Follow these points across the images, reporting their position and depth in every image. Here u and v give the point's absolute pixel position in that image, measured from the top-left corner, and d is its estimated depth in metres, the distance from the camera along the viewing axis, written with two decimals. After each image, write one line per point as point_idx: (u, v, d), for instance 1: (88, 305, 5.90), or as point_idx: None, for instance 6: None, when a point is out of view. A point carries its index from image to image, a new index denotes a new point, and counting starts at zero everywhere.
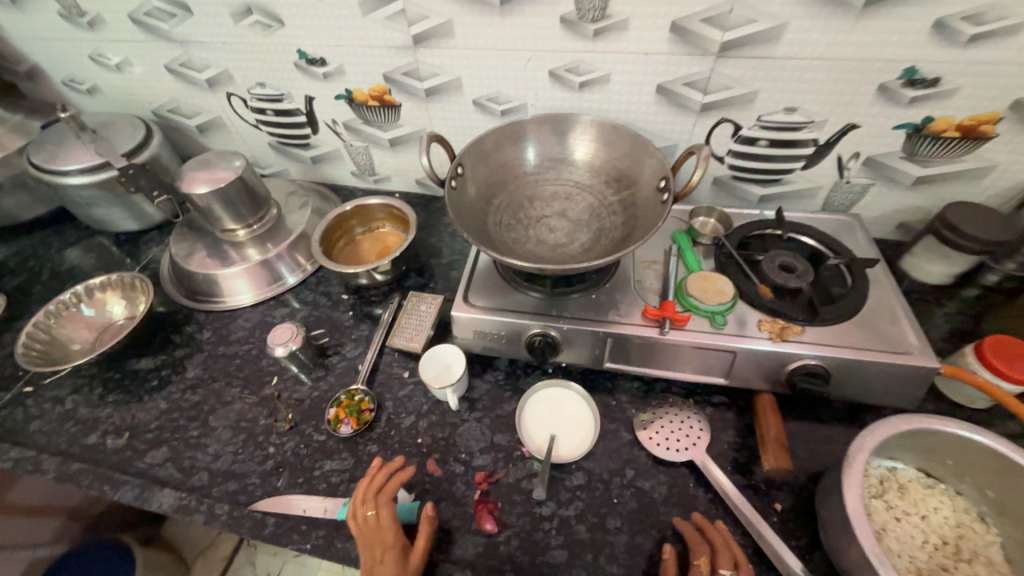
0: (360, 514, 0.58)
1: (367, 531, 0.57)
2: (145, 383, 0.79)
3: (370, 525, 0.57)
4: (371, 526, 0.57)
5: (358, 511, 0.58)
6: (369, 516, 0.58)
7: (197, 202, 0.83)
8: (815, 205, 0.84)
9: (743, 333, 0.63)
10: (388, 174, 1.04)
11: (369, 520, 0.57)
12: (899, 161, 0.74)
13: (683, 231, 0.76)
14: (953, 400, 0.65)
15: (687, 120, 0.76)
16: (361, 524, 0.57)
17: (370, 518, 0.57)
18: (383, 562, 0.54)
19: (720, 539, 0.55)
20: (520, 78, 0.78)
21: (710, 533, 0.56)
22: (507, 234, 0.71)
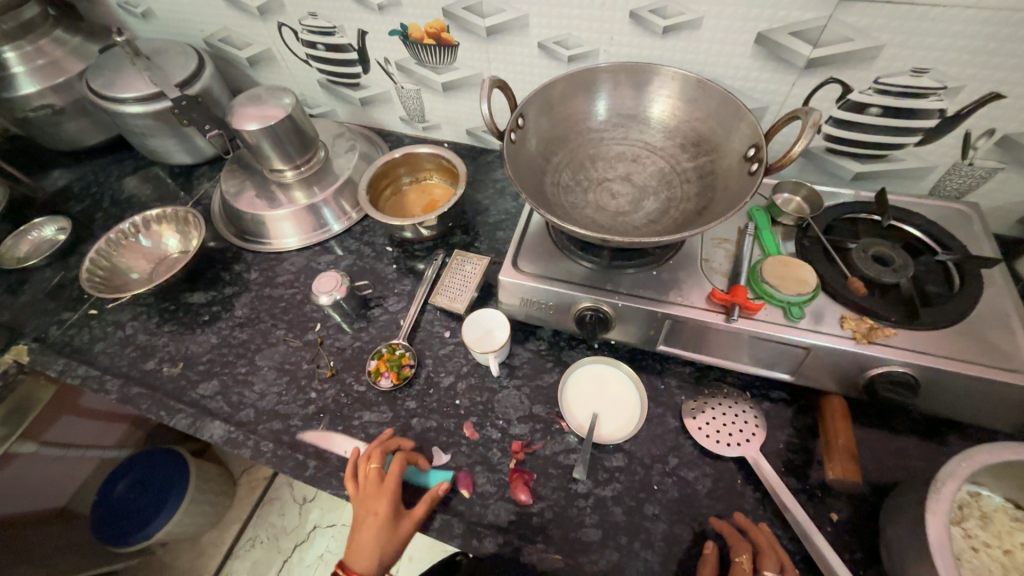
0: (365, 467, 0.58)
1: (367, 485, 0.57)
2: (197, 317, 0.82)
3: (372, 479, 0.57)
4: (371, 481, 0.57)
5: (366, 465, 0.59)
6: (373, 472, 0.58)
7: (246, 140, 0.81)
8: (922, 188, 0.73)
9: (822, 330, 0.57)
10: (438, 121, 0.98)
11: (371, 476, 0.57)
12: None
13: (761, 208, 0.68)
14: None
15: (786, 78, 0.66)
16: (362, 476, 0.58)
17: (372, 471, 0.58)
18: (373, 518, 0.55)
19: (765, 541, 0.51)
20: (594, 18, 0.69)
21: (752, 532, 0.52)
22: (565, 196, 0.65)
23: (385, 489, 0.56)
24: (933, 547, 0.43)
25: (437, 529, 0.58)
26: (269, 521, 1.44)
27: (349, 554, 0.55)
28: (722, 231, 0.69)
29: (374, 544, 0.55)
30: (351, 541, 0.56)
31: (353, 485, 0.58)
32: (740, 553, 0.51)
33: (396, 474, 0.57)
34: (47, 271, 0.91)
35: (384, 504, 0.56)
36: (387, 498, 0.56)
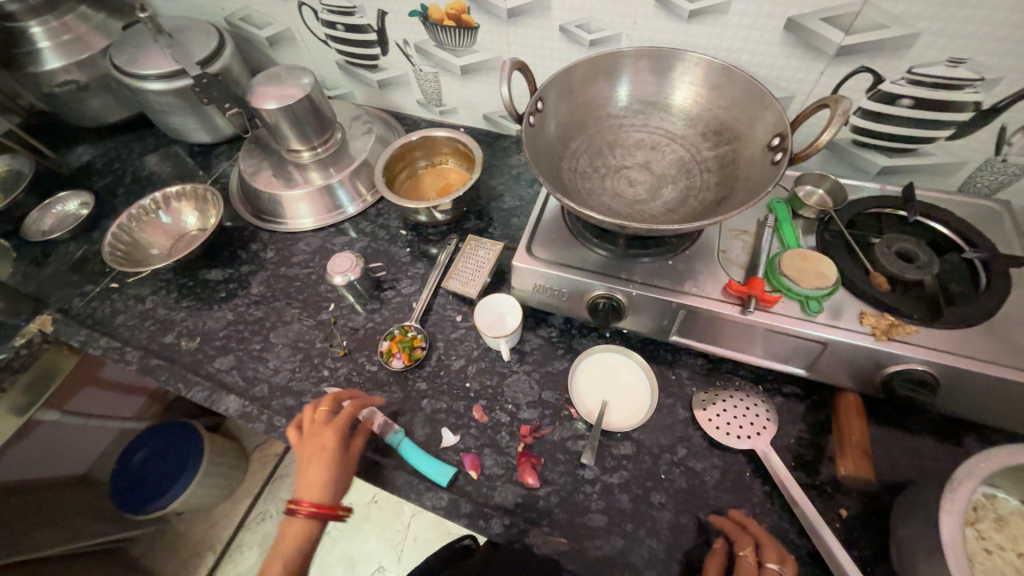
0: (313, 411, 0.63)
1: (313, 427, 0.61)
2: (215, 293, 0.83)
3: (317, 422, 0.61)
4: (317, 422, 0.61)
5: (311, 411, 0.63)
6: (320, 415, 0.62)
7: (265, 119, 0.81)
8: (950, 184, 0.71)
9: (841, 325, 0.56)
10: (455, 105, 0.98)
11: (319, 418, 0.62)
12: None
13: (782, 200, 0.66)
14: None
15: (815, 66, 0.64)
16: (311, 419, 0.62)
17: (320, 414, 0.62)
18: (320, 455, 0.59)
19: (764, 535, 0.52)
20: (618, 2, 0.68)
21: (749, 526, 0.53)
22: (582, 183, 0.64)
23: (330, 429, 0.60)
24: (947, 546, 0.42)
25: (444, 507, 0.59)
26: (279, 497, 1.48)
27: (302, 488, 0.60)
28: (741, 223, 0.67)
29: (323, 477, 0.59)
30: (302, 478, 0.60)
31: (297, 431, 0.62)
32: (745, 545, 0.51)
33: (345, 412, 0.62)
34: (71, 244, 0.94)
35: (331, 440, 0.60)
36: (332, 435, 0.60)
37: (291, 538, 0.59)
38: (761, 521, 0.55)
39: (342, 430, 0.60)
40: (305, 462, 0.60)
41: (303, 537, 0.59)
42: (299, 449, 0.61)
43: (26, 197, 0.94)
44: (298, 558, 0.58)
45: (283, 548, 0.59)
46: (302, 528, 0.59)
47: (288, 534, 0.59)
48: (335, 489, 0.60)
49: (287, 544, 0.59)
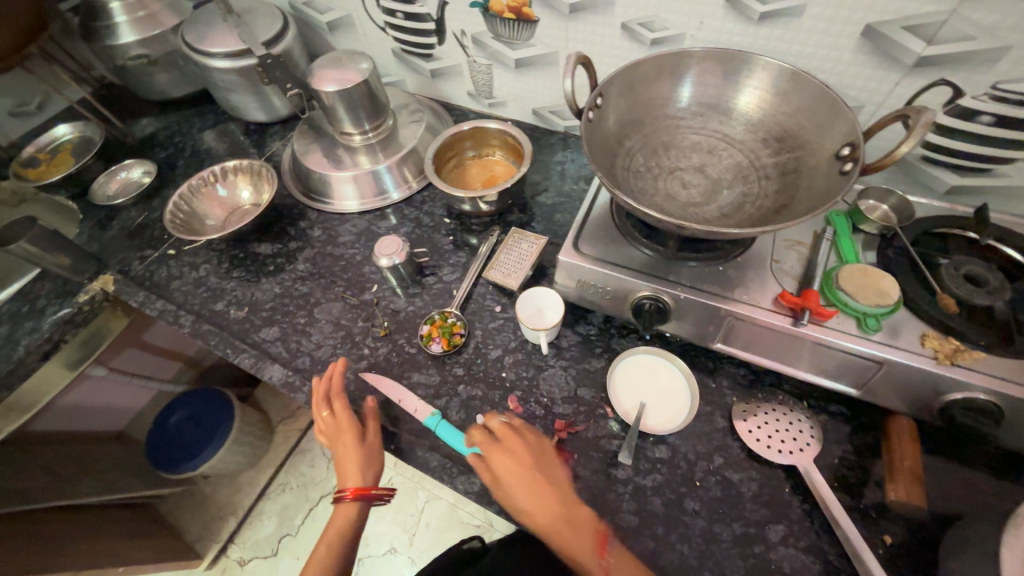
0: (318, 415, 0.65)
1: (331, 421, 0.64)
2: (264, 266, 0.86)
3: (329, 423, 0.64)
4: (329, 424, 0.64)
5: (317, 413, 0.65)
6: (325, 417, 0.64)
7: (323, 101, 0.83)
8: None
9: (900, 346, 0.53)
10: (505, 98, 0.98)
11: (326, 420, 0.64)
12: None
13: (842, 213, 0.64)
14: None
15: (889, 76, 0.62)
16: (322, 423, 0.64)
17: (325, 416, 0.64)
18: (345, 448, 0.62)
19: (512, 460, 0.56)
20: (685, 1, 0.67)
21: (517, 448, 0.57)
22: (635, 181, 0.63)
23: (341, 425, 0.63)
24: None
25: (476, 493, 0.60)
26: (299, 470, 1.52)
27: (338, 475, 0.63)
28: (796, 233, 0.65)
29: (356, 464, 0.62)
30: (338, 467, 0.64)
31: (320, 434, 0.65)
32: None
33: (341, 408, 0.64)
34: (133, 210, 0.98)
35: (347, 431, 0.62)
36: (350, 428, 0.62)
37: (340, 524, 0.63)
38: (799, 539, 0.54)
39: (347, 421, 0.63)
40: (335, 452, 0.63)
41: (350, 519, 0.63)
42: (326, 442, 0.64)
43: (94, 162, 1.00)
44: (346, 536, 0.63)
45: (331, 529, 0.63)
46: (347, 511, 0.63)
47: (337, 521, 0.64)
48: (366, 476, 0.62)
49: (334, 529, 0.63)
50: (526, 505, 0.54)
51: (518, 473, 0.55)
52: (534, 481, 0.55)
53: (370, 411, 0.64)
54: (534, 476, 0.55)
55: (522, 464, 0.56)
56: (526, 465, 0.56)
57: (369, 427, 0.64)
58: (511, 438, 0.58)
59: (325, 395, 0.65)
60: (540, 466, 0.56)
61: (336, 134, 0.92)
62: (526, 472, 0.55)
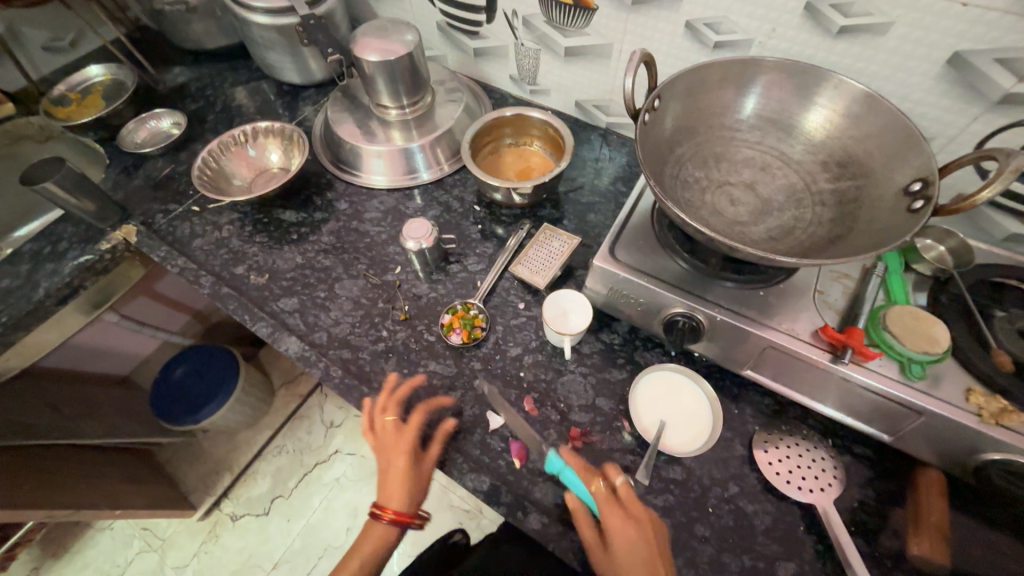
0: (380, 423, 0.63)
1: (384, 437, 0.62)
2: (287, 234, 0.85)
3: (390, 432, 0.62)
4: (388, 434, 0.62)
5: (376, 416, 0.63)
6: (389, 427, 0.62)
7: (364, 70, 0.80)
8: None
9: (943, 398, 0.51)
10: (549, 87, 0.95)
11: (388, 428, 0.62)
12: None
13: (895, 250, 0.61)
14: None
15: (968, 110, 0.58)
16: (379, 429, 0.63)
17: (388, 424, 0.63)
18: (397, 462, 0.61)
19: (611, 517, 0.53)
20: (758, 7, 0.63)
21: (640, 516, 0.53)
22: (683, 192, 0.60)
23: (404, 437, 0.61)
24: None
25: (484, 491, 0.59)
26: (297, 436, 1.53)
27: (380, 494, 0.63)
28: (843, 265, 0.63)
29: (405, 485, 0.61)
30: (382, 485, 0.63)
31: (372, 440, 0.63)
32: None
33: (411, 424, 0.62)
34: (159, 161, 0.97)
35: (406, 449, 0.61)
36: (409, 448, 0.61)
37: (372, 539, 0.63)
38: None
39: (411, 436, 0.61)
40: (382, 473, 0.63)
41: (382, 537, 0.63)
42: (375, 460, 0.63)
43: (125, 108, 0.98)
44: (376, 554, 0.63)
45: (362, 546, 0.63)
46: (383, 531, 0.63)
47: (369, 533, 0.63)
48: (411, 499, 0.62)
49: (364, 542, 0.63)
50: (625, 562, 0.50)
51: (642, 546, 0.51)
52: (649, 543, 0.51)
53: (440, 433, 0.62)
54: (634, 529, 0.52)
55: (622, 521, 0.52)
56: (636, 524, 0.52)
57: (430, 450, 0.62)
58: (632, 508, 0.54)
59: (392, 405, 0.63)
60: (613, 513, 0.53)
61: (372, 105, 0.89)
62: (634, 529, 0.52)
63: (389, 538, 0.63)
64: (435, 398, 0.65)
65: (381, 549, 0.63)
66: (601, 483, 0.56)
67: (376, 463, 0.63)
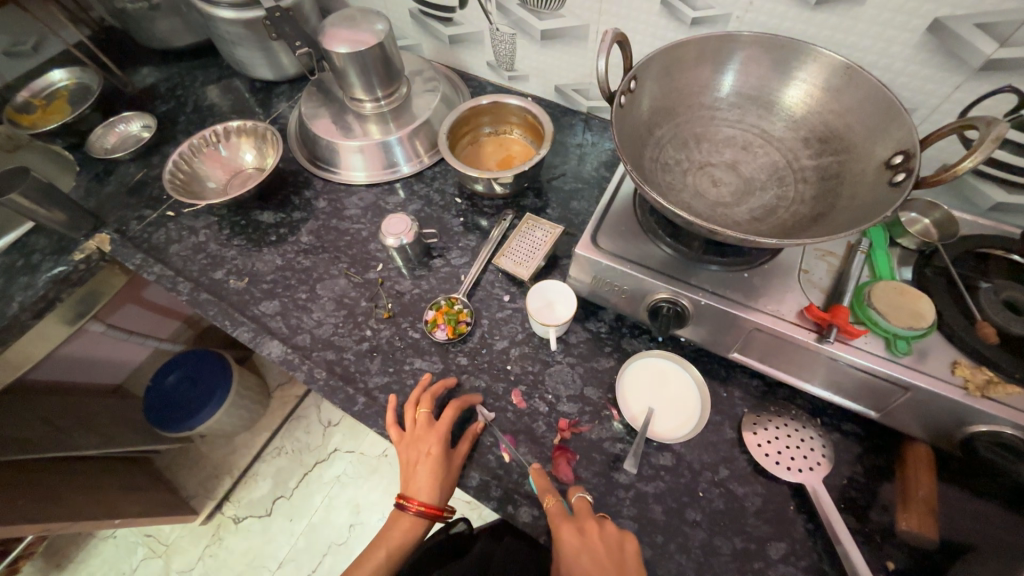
0: (414, 415, 0.61)
1: (416, 430, 0.60)
2: (266, 236, 0.83)
3: (422, 423, 0.60)
4: (419, 425, 0.60)
5: (412, 410, 0.62)
6: (422, 418, 0.60)
7: (334, 62, 0.78)
8: None
9: (928, 372, 0.51)
10: (527, 72, 0.92)
11: (421, 420, 0.60)
12: None
13: (880, 225, 0.61)
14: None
15: (949, 78, 0.57)
16: (412, 420, 0.61)
17: (421, 416, 0.61)
18: (428, 455, 0.58)
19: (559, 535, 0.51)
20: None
21: (592, 531, 0.51)
22: (663, 175, 0.59)
23: (436, 429, 0.59)
24: None
25: (475, 487, 0.59)
26: (295, 436, 1.53)
27: (406, 487, 0.59)
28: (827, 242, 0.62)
29: (434, 479, 0.58)
30: (407, 479, 0.59)
31: (400, 433, 0.61)
32: None
33: (445, 417, 0.60)
34: (132, 166, 0.94)
35: (436, 443, 0.59)
36: (440, 441, 0.59)
37: (397, 533, 0.59)
38: (799, 558, 0.53)
39: (444, 430, 0.59)
40: (408, 465, 0.59)
41: (404, 531, 0.60)
42: (403, 454, 0.60)
43: (92, 112, 0.95)
44: (399, 547, 0.59)
45: (387, 540, 0.59)
46: (408, 525, 0.60)
47: (394, 527, 0.60)
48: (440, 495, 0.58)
49: (389, 535, 0.60)
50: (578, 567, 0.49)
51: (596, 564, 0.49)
52: (599, 559, 0.49)
53: (472, 430, 0.61)
54: (583, 543, 0.50)
55: (569, 536, 0.50)
56: (586, 541, 0.50)
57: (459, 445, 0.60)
58: (585, 517, 0.52)
59: (426, 398, 0.62)
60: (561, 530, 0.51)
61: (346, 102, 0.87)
62: (582, 543, 0.50)
63: (411, 532, 0.60)
64: (469, 397, 0.64)
65: (405, 544, 0.59)
66: (555, 498, 0.54)
67: (403, 455, 0.60)
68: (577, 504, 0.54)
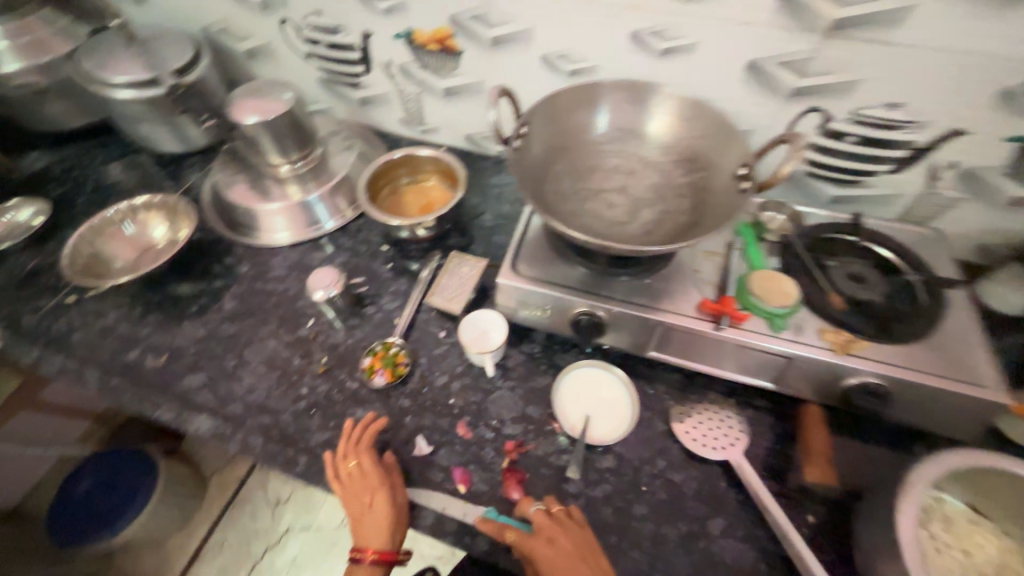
0: (343, 469, 0.60)
1: (352, 483, 0.59)
2: (185, 308, 0.80)
3: (355, 475, 0.59)
4: (353, 477, 0.59)
5: (340, 464, 0.60)
6: (354, 469, 0.59)
7: (244, 131, 0.80)
8: (890, 214, 0.77)
9: (803, 340, 0.60)
10: (437, 125, 0.99)
11: (354, 471, 0.59)
12: (999, 178, 0.67)
13: (748, 224, 0.72)
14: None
15: (772, 103, 0.70)
16: (345, 475, 0.59)
17: (352, 467, 0.59)
18: (372, 504, 0.57)
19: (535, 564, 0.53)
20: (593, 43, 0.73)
21: (559, 535, 0.54)
22: (565, 204, 0.67)
23: (371, 476, 0.59)
24: (903, 543, 0.46)
25: (431, 527, 0.59)
26: (238, 524, 1.38)
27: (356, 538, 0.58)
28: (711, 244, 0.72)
29: (385, 525, 0.57)
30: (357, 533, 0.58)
31: (337, 489, 0.59)
32: None
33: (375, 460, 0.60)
34: (23, 255, 0.88)
35: (376, 488, 0.58)
36: (381, 485, 0.58)
37: None
38: (736, 530, 0.58)
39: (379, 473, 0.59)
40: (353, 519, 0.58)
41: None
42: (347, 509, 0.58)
43: None
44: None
45: None
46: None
47: None
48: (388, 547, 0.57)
49: None
50: None
51: (572, 565, 0.51)
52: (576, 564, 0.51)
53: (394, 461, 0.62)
54: (557, 552, 0.52)
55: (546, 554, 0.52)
56: (559, 549, 0.52)
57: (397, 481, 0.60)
58: (555, 528, 0.54)
59: (352, 446, 0.61)
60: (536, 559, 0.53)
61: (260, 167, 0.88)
62: (556, 551, 0.52)
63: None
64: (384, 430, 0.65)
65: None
66: (513, 527, 0.55)
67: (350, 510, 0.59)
68: (537, 519, 0.55)
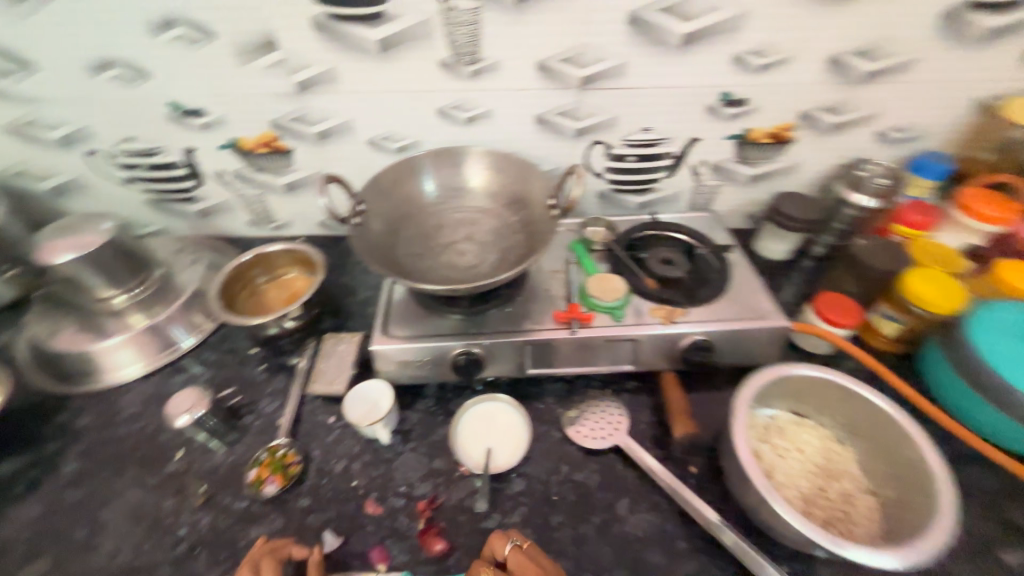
0: None
1: None
2: (8, 490, 0.67)
3: None
4: None
5: None
6: None
7: (58, 272, 0.74)
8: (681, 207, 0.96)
9: (640, 322, 0.71)
10: (288, 219, 1.01)
11: None
12: (735, 165, 0.89)
13: (579, 241, 0.85)
14: (804, 348, 0.79)
15: (566, 143, 0.86)
16: None
17: None
18: None
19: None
20: (407, 124, 0.84)
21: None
22: (419, 263, 0.73)
23: None
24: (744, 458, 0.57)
25: None
26: None
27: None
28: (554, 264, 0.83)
29: None
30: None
31: None
32: None
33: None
34: None
35: None
36: None
37: None
38: (640, 504, 0.64)
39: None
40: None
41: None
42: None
43: None
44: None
45: None
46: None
47: None
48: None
49: None
50: None
51: None
52: None
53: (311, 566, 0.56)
54: None
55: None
56: None
57: None
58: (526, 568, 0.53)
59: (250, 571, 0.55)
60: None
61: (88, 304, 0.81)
62: None
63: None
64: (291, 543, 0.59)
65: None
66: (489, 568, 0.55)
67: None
68: (515, 561, 0.54)
